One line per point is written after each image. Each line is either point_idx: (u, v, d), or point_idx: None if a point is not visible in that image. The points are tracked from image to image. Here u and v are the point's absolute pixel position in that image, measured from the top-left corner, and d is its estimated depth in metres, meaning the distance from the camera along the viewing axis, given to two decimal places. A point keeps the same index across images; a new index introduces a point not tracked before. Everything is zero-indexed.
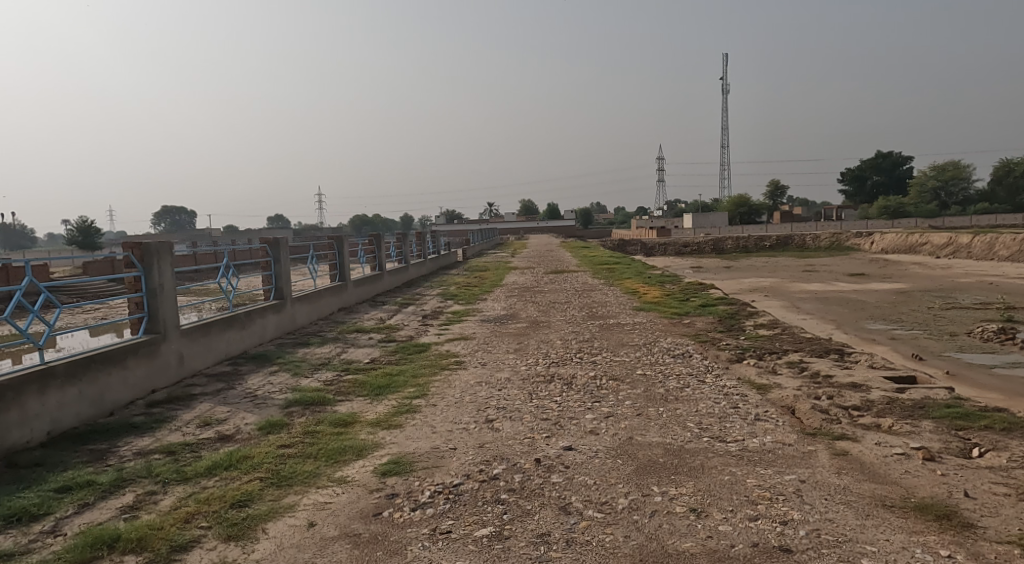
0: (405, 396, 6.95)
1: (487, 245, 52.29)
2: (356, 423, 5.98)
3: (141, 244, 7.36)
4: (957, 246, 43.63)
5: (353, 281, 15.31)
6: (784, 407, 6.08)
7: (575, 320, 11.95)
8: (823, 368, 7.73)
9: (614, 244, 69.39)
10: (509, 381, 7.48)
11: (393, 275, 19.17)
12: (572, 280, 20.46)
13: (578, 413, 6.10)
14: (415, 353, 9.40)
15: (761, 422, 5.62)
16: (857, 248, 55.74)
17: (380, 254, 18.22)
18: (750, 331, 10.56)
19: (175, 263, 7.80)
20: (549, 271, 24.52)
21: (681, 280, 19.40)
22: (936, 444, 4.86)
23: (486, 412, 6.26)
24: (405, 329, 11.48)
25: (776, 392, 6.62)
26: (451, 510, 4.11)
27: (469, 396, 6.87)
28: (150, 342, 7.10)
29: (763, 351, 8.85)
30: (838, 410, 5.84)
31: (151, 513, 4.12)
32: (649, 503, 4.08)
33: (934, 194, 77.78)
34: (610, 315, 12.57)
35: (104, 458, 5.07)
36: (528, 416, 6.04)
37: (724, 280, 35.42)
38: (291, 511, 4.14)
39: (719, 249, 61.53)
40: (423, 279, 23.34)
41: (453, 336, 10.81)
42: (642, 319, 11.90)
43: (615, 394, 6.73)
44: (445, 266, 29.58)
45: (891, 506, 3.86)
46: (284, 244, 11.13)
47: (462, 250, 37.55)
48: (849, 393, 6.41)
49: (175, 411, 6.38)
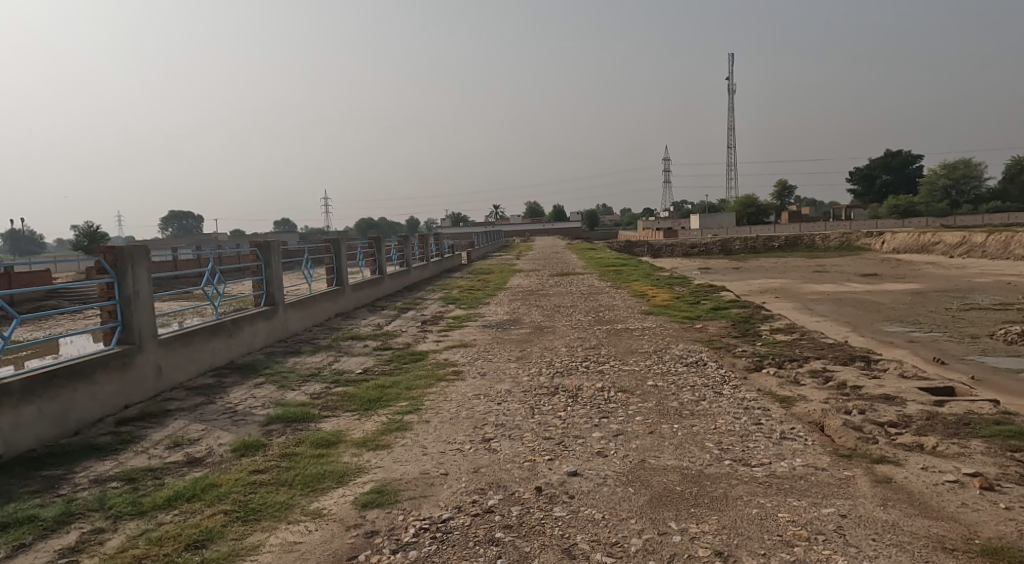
0: (397, 411, 6.41)
1: (494, 247, 51.95)
2: (340, 444, 5.44)
3: (114, 248, 6.87)
4: (971, 245, 42.91)
5: (350, 285, 14.81)
6: (812, 423, 5.52)
7: (580, 326, 11.37)
8: (849, 377, 7.16)
9: (622, 245, 68.77)
10: (510, 393, 6.93)
11: (393, 279, 18.64)
12: (579, 282, 19.94)
13: (584, 431, 5.55)
14: (411, 362, 8.86)
15: (788, 441, 5.08)
16: (868, 248, 55.04)
17: (379, 258, 17.70)
18: (767, 336, 9.99)
19: (152, 268, 7.27)
20: (556, 273, 24.03)
21: (691, 282, 18.93)
22: (992, 469, 4.28)
23: (483, 430, 5.71)
24: (402, 335, 10.97)
25: (802, 406, 6.05)
26: (437, 553, 3.56)
27: (466, 411, 6.32)
28: (123, 355, 6.60)
29: (783, 358, 8.28)
30: (873, 427, 5.28)
31: (94, 556, 3.60)
32: (667, 544, 3.52)
33: (945, 193, 77.00)
34: (618, 319, 12.04)
35: (56, 486, 4.54)
36: (529, 435, 5.50)
37: (733, 282, 34.80)
38: (255, 554, 3.61)
39: (728, 251, 60.84)
40: (426, 282, 22.85)
41: (452, 342, 10.25)
42: (652, 324, 11.37)
43: (625, 409, 6.17)
44: (447, 270, 28.66)
45: (953, 551, 3.29)
46: (276, 248, 10.76)
47: (467, 253, 37.25)
48: (883, 407, 5.84)
49: (146, 430, 5.86)
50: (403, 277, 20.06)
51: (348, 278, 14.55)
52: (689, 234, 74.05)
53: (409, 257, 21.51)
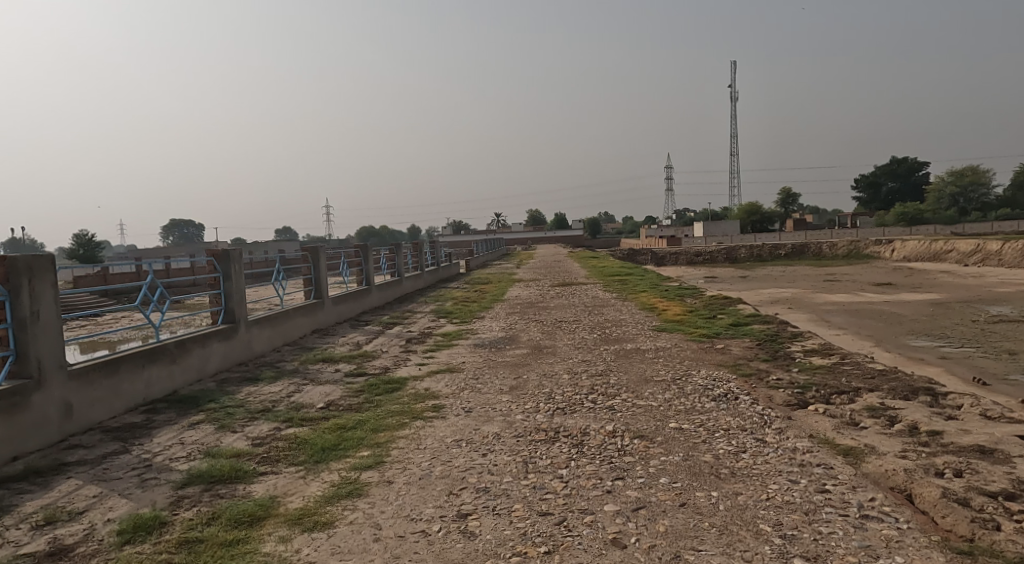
0: (354, 466, 5.04)
1: (494, 256, 50.79)
2: (269, 520, 4.08)
3: (6, 258, 5.56)
4: (987, 253, 41.57)
5: (329, 297, 13.47)
6: (899, 493, 4.15)
7: (585, 345, 9.99)
8: (920, 417, 5.78)
9: (626, 254, 67.53)
10: (498, 440, 5.55)
11: (381, 290, 17.33)
12: (582, 294, 18.59)
13: (593, 503, 4.17)
14: (385, 392, 7.48)
15: (874, 525, 3.71)
16: (878, 256, 53.76)
17: (366, 267, 16.39)
18: (802, 360, 8.60)
19: (58, 284, 5.95)
20: (558, 284, 22.73)
21: (703, 293, 17.56)
22: None
23: (460, 498, 4.34)
24: (381, 358, 9.58)
25: (875, 462, 4.67)
26: None
27: (441, 468, 4.95)
28: (12, 393, 5.26)
29: (829, 389, 6.89)
30: (986, 502, 3.91)
31: None
32: None
33: (953, 201, 75.74)
34: (627, 337, 10.68)
35: None
36: (519, 508, 4.13)
37: (742, 291, 33.49)
38: None
39: (733, 259, 59.51)
40: (419, 293, 21.55)
41: (437, 367, 8.87)
42: (665, 343, 10.00)
43: (645, 466, 4.79)
44: (444, 280, 27.44)
45: None
46: (236, 258, 9.45)
47: (465, 262, 36.01)
48: (987, 466, 4.46)
49: (21, 495, 4.50)
50: (393, 288, 18.76)
51: (326, 290, 13.19)
52: (694, 242, 72.79)
53: (401, 266, 20.19)
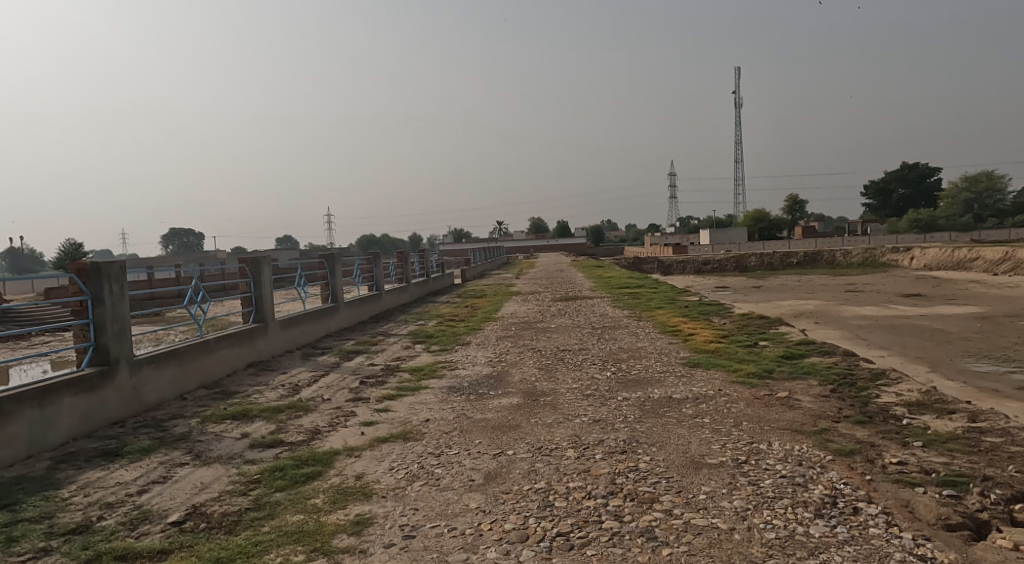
0: None
1: (494, 266, 48.39)
2: None
3: None
4: (1017, 261, 38.88)
5: (277, 320, 10.83)
6: None
7: (596, 392, 7.34)
8: None
9: (631, 262, 64.93)
10: None
11: (351, 308, 14.69)
12: (588, 311, 15.91)
13: None
14: (294, 487, 4.83)
15: None
16: (896, 264, 51.09)
17: (333, 281, 13.75)
18: (915, 422, 5.93)
19: None
20: (560, 298, 20.05)
21: (730, 312, 14.89)
22: None
23: None
24: (315, 412, 6.94)
25: None
26: None
27: None
28: None
29: (1004, 496, 4.22)
30: None
31: None
32: None
33: (968, 206, 73.16)
34: (652, 378, 8.02)
35: None
36: None
37: (759, 302, 30.86)
38: None
39: (744, 268, 56.78)
40: (403, 309, 18.94)
41: (388, 430, 6.22)
42: (706, 390, 7.35)
43: None
44: (434, 292, 24.79)
45: None
46: (110, 275, 6.81)
47: (461, 271, 33.50)
48: None
49: None
50: (369, 304, 16.15)
51: (272, 312, 10.55)
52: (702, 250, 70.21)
53: (381, 279, 17.58)
